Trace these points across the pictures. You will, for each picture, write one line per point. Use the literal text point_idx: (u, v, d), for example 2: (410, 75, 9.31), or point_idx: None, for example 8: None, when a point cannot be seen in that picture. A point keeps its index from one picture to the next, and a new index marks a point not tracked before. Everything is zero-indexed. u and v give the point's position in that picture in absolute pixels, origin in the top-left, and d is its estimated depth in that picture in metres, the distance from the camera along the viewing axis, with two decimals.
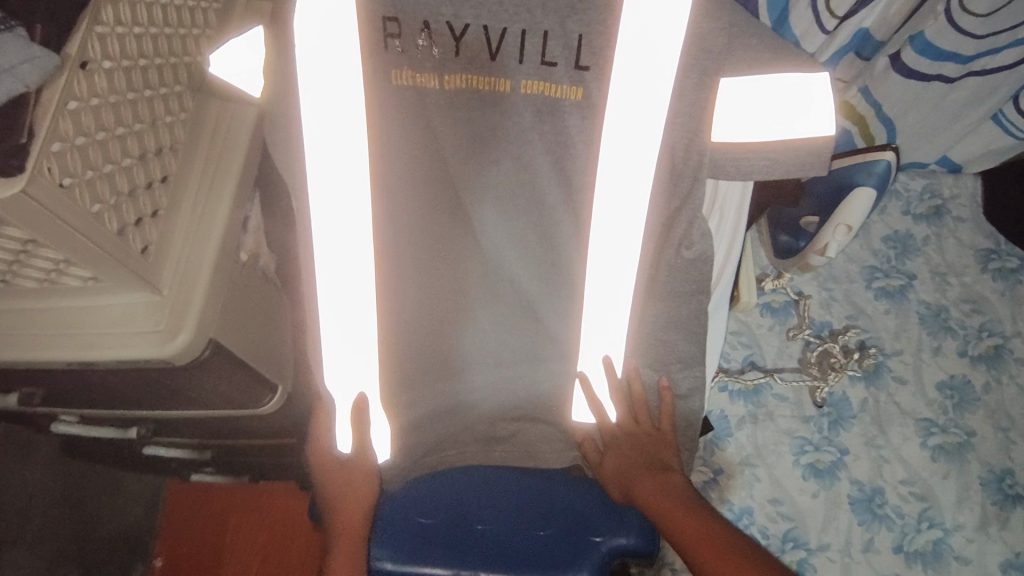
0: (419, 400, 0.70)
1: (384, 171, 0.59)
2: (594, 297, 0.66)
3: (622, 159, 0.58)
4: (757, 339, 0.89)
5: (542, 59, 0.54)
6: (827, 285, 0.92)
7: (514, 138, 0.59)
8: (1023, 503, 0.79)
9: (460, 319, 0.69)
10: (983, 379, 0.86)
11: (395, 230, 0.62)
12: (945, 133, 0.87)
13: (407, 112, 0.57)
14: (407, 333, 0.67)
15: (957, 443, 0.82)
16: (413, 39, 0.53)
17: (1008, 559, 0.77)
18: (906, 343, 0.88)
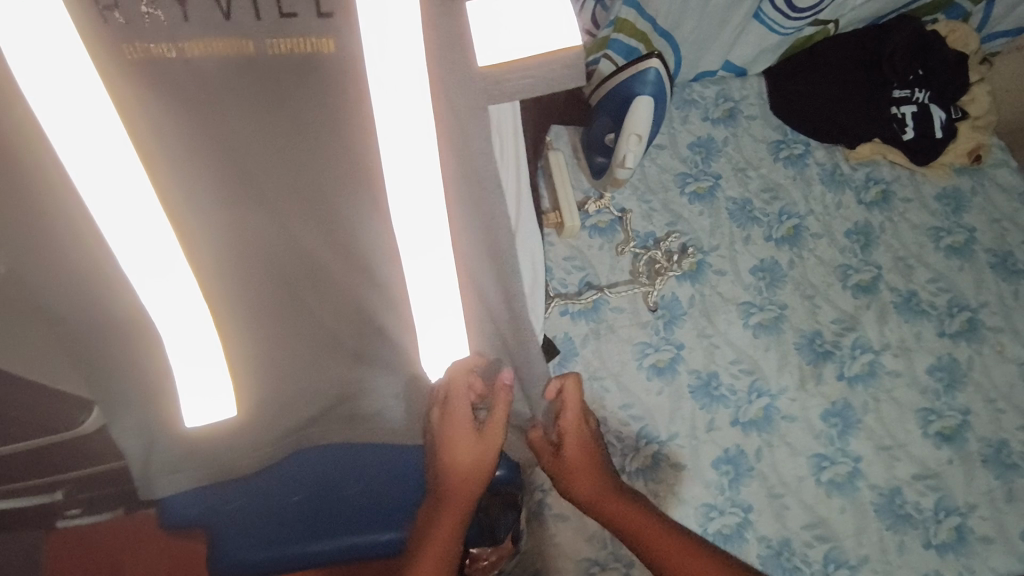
0: (276, 390, 0.67)
1: (173, 180, 0.48)
2: (417, 278, 0.55)
3: (408, 116, 0.47)
4: (590, 259, 0.93)
5: (280, 11, 0.41)
6: (645, 198, 0.97)
7: (297, 109, 0.46)
8: (832, 357, 0.89)
9: (293, 307, 0.62)
10: (787, 257, 0.95)
11: (209, 236, 0.53)
12: (719, 35, 0.94)
13: (174, 104, 0.45)
14: (252, 327, 0.62)
15: (773, 317, 0.91)
16: (131, 7, 0.40)
17: (827, 408, 0.86)
18: (721, 237, 0.96)
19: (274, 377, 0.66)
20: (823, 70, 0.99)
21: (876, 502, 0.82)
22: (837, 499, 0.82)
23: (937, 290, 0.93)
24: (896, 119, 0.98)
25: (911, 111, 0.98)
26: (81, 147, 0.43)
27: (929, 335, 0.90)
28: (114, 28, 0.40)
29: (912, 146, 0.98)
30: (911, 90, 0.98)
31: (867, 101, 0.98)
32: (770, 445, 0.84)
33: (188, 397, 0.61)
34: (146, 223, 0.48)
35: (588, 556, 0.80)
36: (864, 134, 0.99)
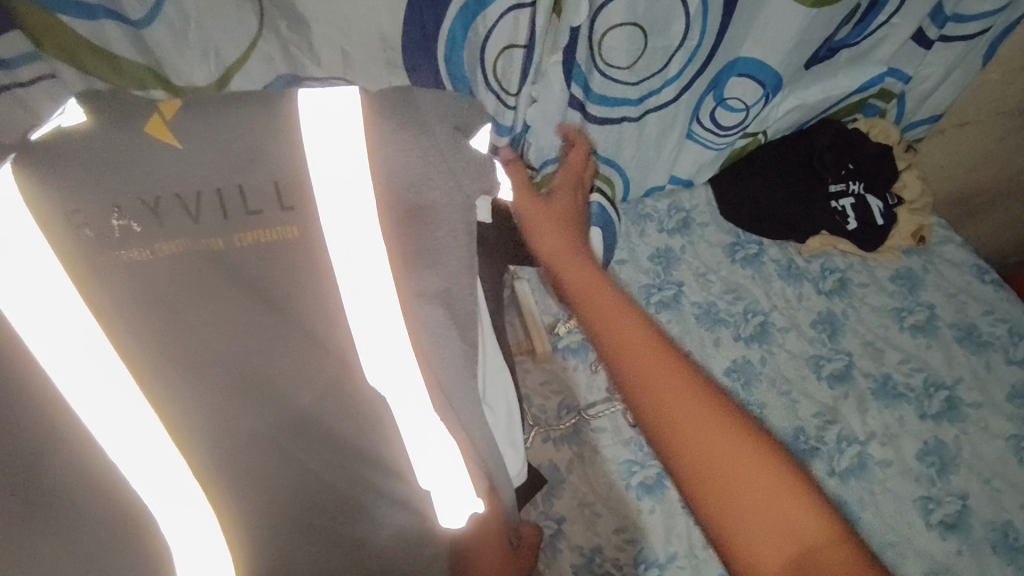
0: (285, 561, 0.63)
1: (147, 362, 0.52)
2: (402, 415, 0.58)
3: (370, 274, 0.52)
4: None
5: (247, 210, 0.49)
6: None
7: (274, 284, 0.52)
8: (819, 453, 0.88)
9: (284, 476, 0.59)
10: (759, 354, 0.97)
11: (186, 408, 0.54)
12: (659, 154, 1.01)
13: (145, 295, 0.50)
14: (246, 500, 0.59)
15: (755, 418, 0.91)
16: (107, 221, 0.47)
17: None
18: (691, 344, 0.98)
19: (269, 547, 0.62)
20: (763, 172, 1.06)
21: None
22: None
23: (910, 371, 0.94)
24: (838, 212, 1.04)
25: (850, 202, 1.05)
26: (67, 350, 0.49)
27: (911, 419, 0.90)
28: (93, 241, 0.47)
29: (858, 235, 1.04)
30: (845, 183, 1.05)
31: (808, 199, 1.05)
32: None
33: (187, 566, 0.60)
34: (132, 406, 0.53)
35: None
36: (812, 228, 1.05)
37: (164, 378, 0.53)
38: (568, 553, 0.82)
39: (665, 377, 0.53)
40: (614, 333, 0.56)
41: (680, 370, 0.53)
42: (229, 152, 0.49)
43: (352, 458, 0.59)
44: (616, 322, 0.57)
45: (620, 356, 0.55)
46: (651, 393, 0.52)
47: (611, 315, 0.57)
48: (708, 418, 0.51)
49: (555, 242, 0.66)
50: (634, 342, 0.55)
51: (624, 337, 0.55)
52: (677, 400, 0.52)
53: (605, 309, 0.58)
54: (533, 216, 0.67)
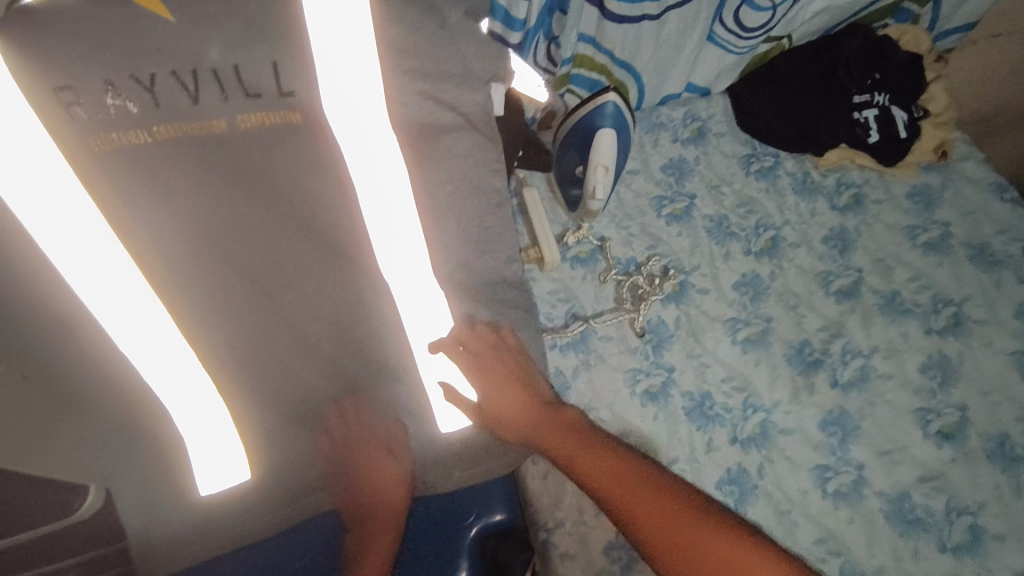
0: (300, 454, 0.66)
1: (150, 252, 0.54)
2: (405, 300, 0.65)
3: (365, 164, 0.58)
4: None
5: (246, 92, 0.53)
6: (623, 224, 0.98)
7: (273, 169, 0.57)
8: (823, 366, 0.89)
9: (296, 365, 0.65)
10: (768, 269, 0.96)
11: (195, 299, 0.58)
12: (677, 57, 0.96)
13: (141, 181, 0.52)
14: (264, 395, 0.64)
15: (760, 331, 0.91)
16: (98, 100, 0.49)
17: (823, 417, 0.86)
18: (700, 256, 0.96)
19: (290, 441, 0.66)
20: (784, 79, 1.01)
21: (884, 508, 0.81)
22: (844, 509, 0.81)
23: (919, 288, 0.94)
24: (859, 124, 1.00)
25: (873, 115, 1.00)
26: (74, 248, 0.51)
27: (916, 335, 0.90)
28: (83, 120, 0.49)
29: (876, 150, 0.99)
30: (871, 94, 1.00)
31: (829, 108, 1.00)
32: (771, 461, 0.84)
33: (199, 458, 0.63)
34: (137, 292, 0.55)
35: None
36: (829, 139, 1.00)
37: (168, 268, 0.56)
38: None
39: (647, 501, 0.64)
40: (587, 468, 0.69)
41: (638, 476, 0.67)
42: (222, 31, 0.51)
43: (355, 342, 0.66)
44: (593, 464, 0.69)
45: (615, 499, 0.66)
46: (648, 532, 0.63)
47: (550, 433, 0.72)
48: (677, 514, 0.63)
49: (519, 400, 0.71)
50: (600, 474, 0.68)
51: (614, 476, 0.67)
52: (657, 511, 0.64)
53: (552, 420, 0.73)
54: (501, 417, 0.71)
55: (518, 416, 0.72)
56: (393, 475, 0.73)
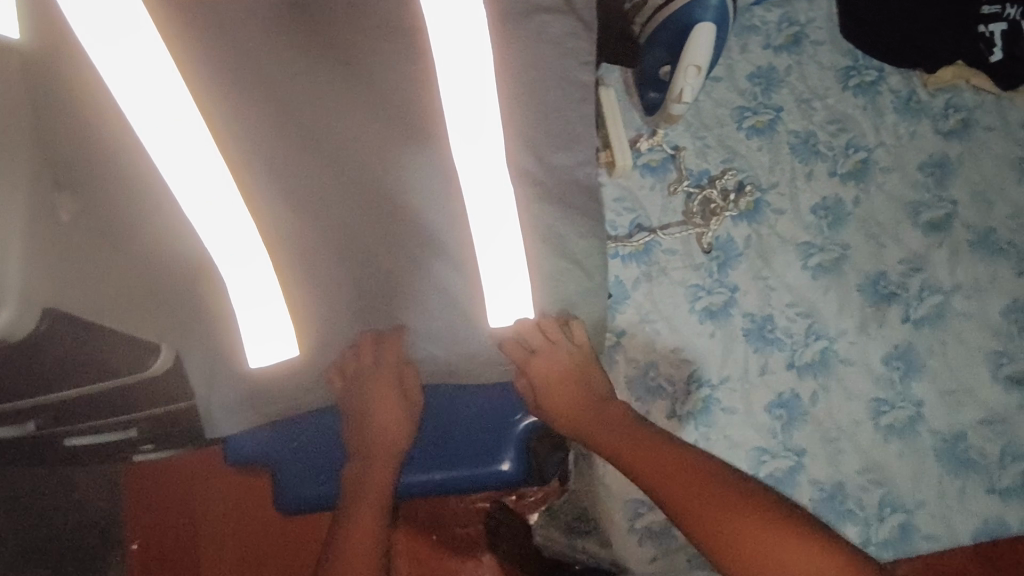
0: (348, 322, 0.73)
1: (224, 103, 0.59)
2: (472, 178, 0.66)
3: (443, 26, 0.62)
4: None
5: None
6: (701, 134, 0.92)
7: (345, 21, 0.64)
8: (897, 299, 0.85)
9: (356, 237, 0.69)
10: (853, 194, 0.90)
11: (264, 154, 0.63)
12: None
13: (217, 32, 0.59)
14: (335, 271, 0.70)
15: (834, 258, 0.87)
16: None
17: (889, 351, 0.83)
18: (780, 174, 0.91)
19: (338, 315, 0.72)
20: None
21: (938, 447, 0.79)
22: (894, 443, 0.80)
23: (1017, 226, 0.87)
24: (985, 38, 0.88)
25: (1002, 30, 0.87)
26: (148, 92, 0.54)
27: (1006, 276, 0.85)
28: None
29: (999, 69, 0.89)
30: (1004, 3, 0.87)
31: (946, 22, 0.89)
32: (826, 389, 0.82)
33: (250, 335, 0.65)
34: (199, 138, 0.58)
35: (636, 496, 0.77)
36: (941, 58, 0.91)
37: (231, 124, 0.60)
38: (623, 364, 0.84)
39: (687, 495, 0.61)
40: (632, 456, 0.66)
41: (677, 468, 0.63)
42: None
43: (407, 215, 0.69)
44: (647, 457, 0.65)
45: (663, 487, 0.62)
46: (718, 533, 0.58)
47: (592, 423, 0.72)
48: (718, 508, 0.59)
49: (557, 372, 0.72)
50: (668, 480, 0.63)
51: (658, 469, 0.64)
52: (701, 507, 0.59)
53: (602, 415, 0.72)
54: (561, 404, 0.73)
55: (559, 405, 0.72)
56: (394, 395, 0.74)
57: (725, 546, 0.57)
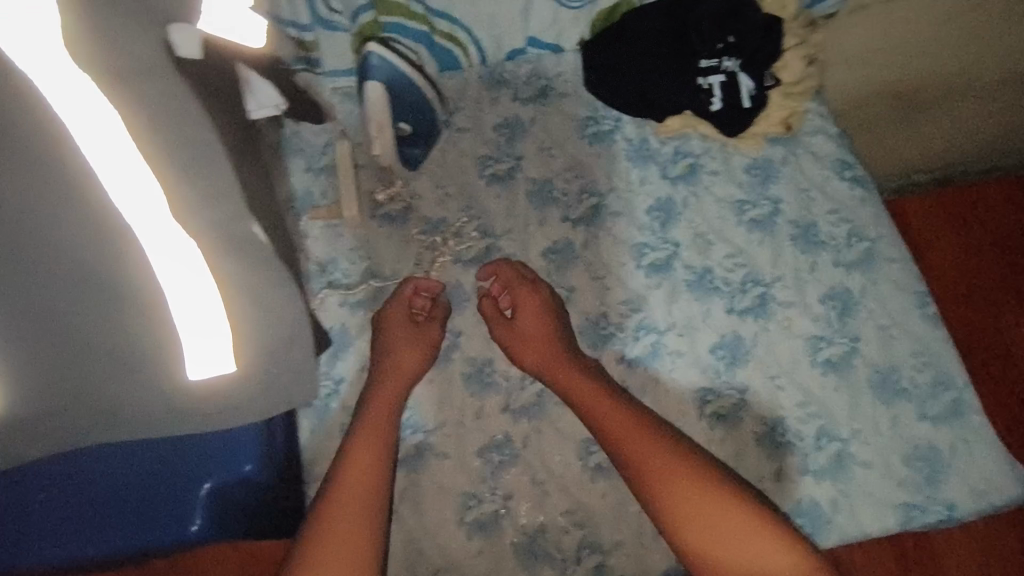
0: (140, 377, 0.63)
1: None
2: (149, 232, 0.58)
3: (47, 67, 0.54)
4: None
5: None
6: (544, 144, 0.94)
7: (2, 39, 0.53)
8: (721, 292, 0.89)
9: (105, 281, 0.60)
10: (682, 195, 0.92)
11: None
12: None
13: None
14: (76, 314, 0.60)
15: (665, 256, 0.90)
16: None
17: (715, 341, 0.87)
18: (619, 179, 0.93)
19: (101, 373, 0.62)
20: (637, 34, 0.91)
21: (758, 433, 0.84)
22: (719, 429, 0.85)
23: (838, 220, 0.90)
24: (716, 91, 0.92)
25: (718, 83, 0.91)
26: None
27: (824, 266, 0.89)
28: None
29: (724, 120, 0.92)
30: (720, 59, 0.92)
31: (667, 75, 0.91)
32: (654, 379, 0.87)
33: (190, 346, 0.61)
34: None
35: (466, 490, 0.80)
36: (683, 102, 0.92)
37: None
38: (459, 363, 0.86)
39: (649, 452, 0.70)
40: (586, 407, 0.76)
41: (642, 429, 0.72)
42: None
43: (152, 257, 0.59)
44: (619, 424, 0.73)
45: (587, 409, 0.76)
46: (655, 472, 0.69)
47: (562, 375, 0.79)
48: (669, 466, 0.69)
49: (544, 329, 0.82)
50: (619, 426, 0.73)
51: (580, 393, 0.77)
52: (660, 466, 0.69)
53: (547, 347, 0.81)
54: (401, 358, 0.81)
55: (522, 338, 0.82)
56: (410, 334, 0.82)
57: (664, 492, 0.68)
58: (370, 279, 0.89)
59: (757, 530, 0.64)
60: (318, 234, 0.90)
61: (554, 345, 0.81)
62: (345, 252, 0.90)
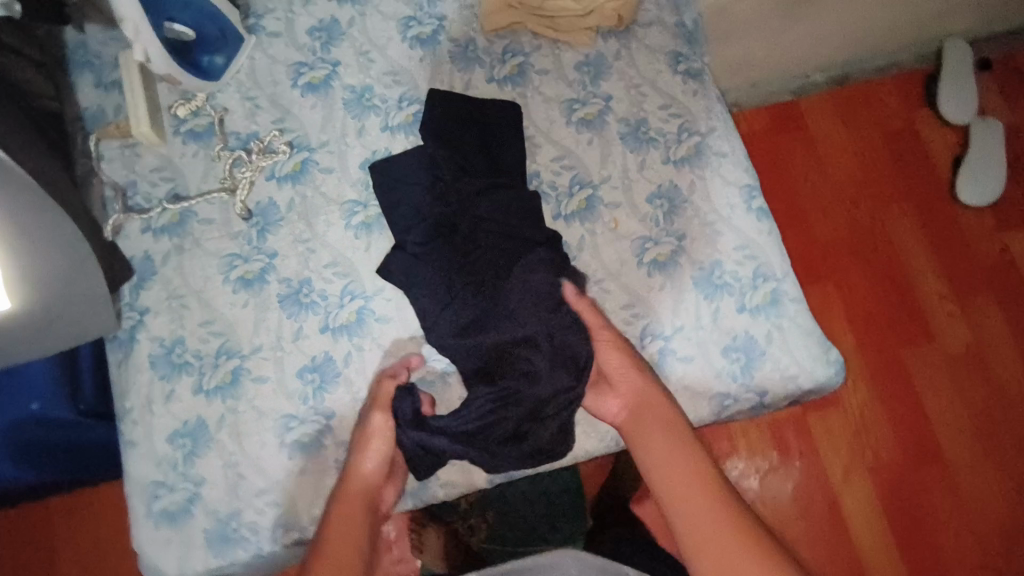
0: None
1: None
2: None
3: None
4: (133, 165, 0.84)
5: None
6: (466, 4, 0.92)
7: None
8: (655, 143, 0.86)
9: None
10: (614, 49, 0.90)
11: None
12: None
13: None
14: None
15: (598, 111, 0.87)
16: None
17: (653, 191, 0.84)
18: (544, 36, 0.91)
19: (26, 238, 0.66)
20: (450, 127, 0.85)
21: (695, 276, 0.81)
22: (657, 276, 0.82)
23: None
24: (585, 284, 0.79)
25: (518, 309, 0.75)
26: None
27: None
28: None
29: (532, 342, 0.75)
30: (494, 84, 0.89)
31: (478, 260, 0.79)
32: (593, 235, 0.83)
33: None
34: None
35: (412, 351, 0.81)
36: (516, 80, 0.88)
37: None
38: None
39: (692, 477, 0.67)
40: (650, 427, 0.70)
41: (667, 414, 0.71)
42: None
43: None
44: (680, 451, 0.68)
45: (650, 443, 0.69)
46: (690, 508, 0.65)
47: (652, 407, 0.71)
48: (691, 470, 0.67)
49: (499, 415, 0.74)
50: (670, 446, 0.68)
51: (653, 410, 0.71)
52: (695, 481, 0.66)
53: (643, 400, 0.72)
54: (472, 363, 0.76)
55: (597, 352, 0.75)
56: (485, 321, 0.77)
57: (689, 511, 0.65)
58: (296, 149, 0.86)
59: (739, 535, 0.62)
60: (238, 108, 0.87)
61: (658, 393, 0.72)
62: (267, 124, 0.86)
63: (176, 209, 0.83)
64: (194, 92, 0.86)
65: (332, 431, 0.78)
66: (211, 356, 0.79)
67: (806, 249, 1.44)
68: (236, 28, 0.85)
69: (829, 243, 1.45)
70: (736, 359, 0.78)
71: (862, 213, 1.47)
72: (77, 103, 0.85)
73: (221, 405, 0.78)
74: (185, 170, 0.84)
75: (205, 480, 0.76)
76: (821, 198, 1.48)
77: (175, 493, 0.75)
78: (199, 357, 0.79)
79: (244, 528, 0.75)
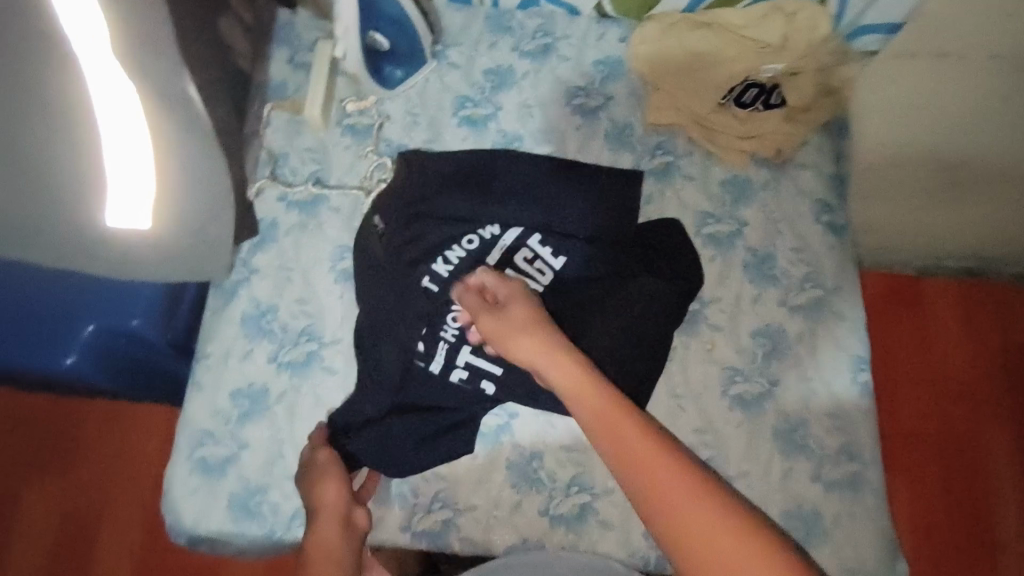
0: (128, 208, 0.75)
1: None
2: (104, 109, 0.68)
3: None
4: (292, 139, 0.91)
5: None
6: (636, 91, 0.95)
7: None
8: (776, 282, 0.86)
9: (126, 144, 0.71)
10: (764, 178, 0.91)
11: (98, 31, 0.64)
12: None
13: None
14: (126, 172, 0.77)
15: (729, 232, 0.88)
16: None
17: (758, 327, 0.84)
18: (699, 144, 0.93)
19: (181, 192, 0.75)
20: (562, 196, 0.86)
21: (777, 426, 0.80)
22: (738, 412, 0.81)
23: None
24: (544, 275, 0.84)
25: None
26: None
27: None
28: None
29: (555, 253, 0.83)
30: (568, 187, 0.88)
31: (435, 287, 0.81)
32: (686, 348, 0.84)
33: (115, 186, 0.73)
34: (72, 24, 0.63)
35: None
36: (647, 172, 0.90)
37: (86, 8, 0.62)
38: None
39: (653, 467, 0.59)
40: (609, 424, 0.62)
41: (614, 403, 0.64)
42: None
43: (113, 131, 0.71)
44: (628, 434, 0.61)
45: (608, 448, 0.61)
46: (667, 507, 0.57)
47: (593, 399, 0.64)
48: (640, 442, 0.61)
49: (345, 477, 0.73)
50: (620, 432, 0.62)
51: (596, 403, 0.64)
52: (645, 457, 0.59)
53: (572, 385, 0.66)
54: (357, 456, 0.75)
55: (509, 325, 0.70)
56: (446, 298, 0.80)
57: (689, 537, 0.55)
58: None
59: (728, 527, 0.55)
60: (400, 119, 0.92)
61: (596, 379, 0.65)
62: (418, 141, 0.91)
63: (315, 190, 0.88)
64: (367, 94, 0.92)
65: (370, 449, 0.77)
66: (295, 334, 0.83)
67: (910, 444, 1.17)
68: (422, 48, 0.91)
69: (934, 445, 1.17)
70: (794, 528, 0.77)
71: (985, 421, 1.18)
72: (266, 71, 0.93)
73: (287, 380, 0.81)
74: (334, 158, 0.90)
75: (249, 445, 0.78)
76: (949, 396, 1.19)
77: (219, 448, 0.78)
78: (285, 330, 0.83)
79: (266, 505, 0.77)
